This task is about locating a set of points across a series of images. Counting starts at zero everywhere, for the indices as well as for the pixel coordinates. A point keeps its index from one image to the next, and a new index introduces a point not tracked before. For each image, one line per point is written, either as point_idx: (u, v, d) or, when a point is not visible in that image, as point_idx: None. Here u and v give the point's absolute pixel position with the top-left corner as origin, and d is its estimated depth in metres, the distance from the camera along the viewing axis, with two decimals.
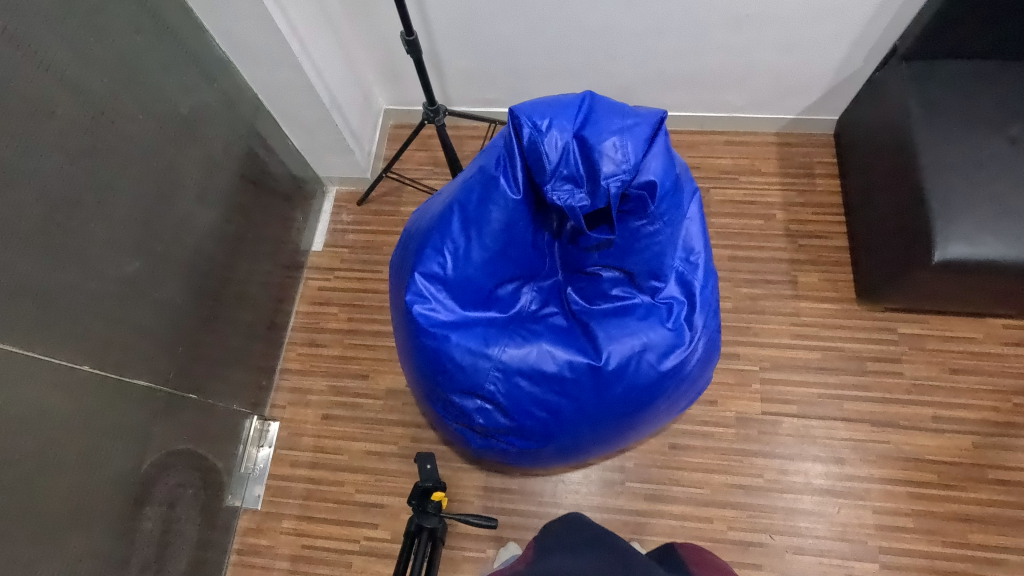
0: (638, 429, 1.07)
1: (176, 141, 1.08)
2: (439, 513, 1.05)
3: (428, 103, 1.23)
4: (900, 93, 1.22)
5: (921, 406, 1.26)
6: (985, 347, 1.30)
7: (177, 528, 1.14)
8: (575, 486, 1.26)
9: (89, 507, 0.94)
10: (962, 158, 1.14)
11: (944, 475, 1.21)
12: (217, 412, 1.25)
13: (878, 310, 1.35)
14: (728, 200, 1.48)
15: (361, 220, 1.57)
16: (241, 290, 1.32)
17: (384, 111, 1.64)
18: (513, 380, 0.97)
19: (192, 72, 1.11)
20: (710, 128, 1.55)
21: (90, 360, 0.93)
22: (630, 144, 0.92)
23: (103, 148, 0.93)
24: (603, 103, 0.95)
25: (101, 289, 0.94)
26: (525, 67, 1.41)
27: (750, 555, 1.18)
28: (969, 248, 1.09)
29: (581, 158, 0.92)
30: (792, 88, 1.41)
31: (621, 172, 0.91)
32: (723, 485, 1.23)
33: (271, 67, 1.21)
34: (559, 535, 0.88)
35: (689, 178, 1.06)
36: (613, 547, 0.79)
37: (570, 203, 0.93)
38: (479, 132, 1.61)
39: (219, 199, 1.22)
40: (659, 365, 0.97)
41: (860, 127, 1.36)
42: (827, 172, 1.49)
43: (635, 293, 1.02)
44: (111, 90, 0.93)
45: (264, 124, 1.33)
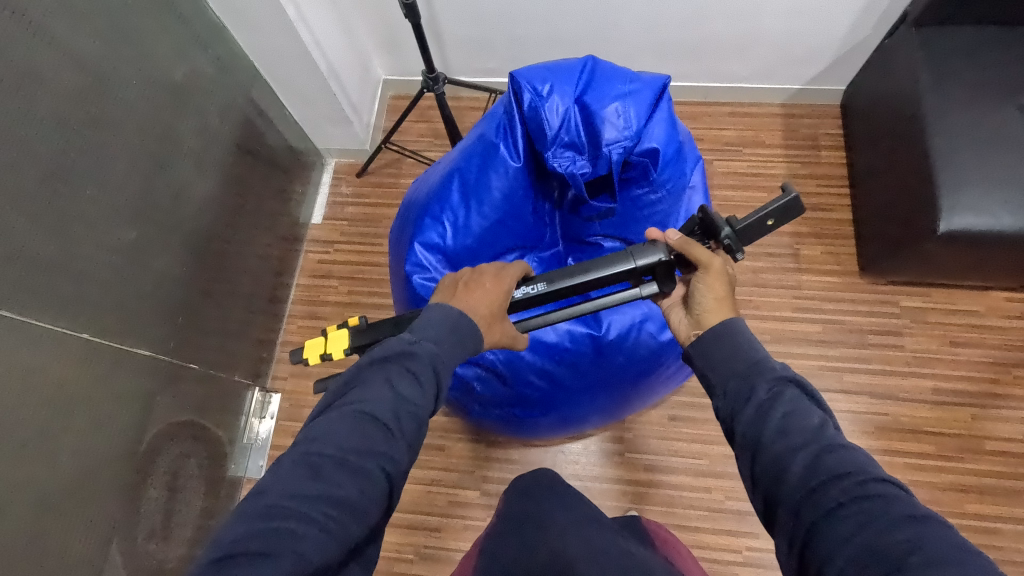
0: (638, 399, 1.08)
1: (171, 108, 1.07)
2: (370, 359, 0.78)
3: (427, 70, 1.21)
4: (910, 61, 1.20)
5: (921, 378, 1.26)
6: (987, 320, 1.29)
7: (181, 496, 1.16)
8: (575, 457, 1.27)
9: (94, 474, 0.95)
10: (971, 127, 1.12)
11: (942, 447, 1.22)
12: (217, 382, 1.26)
13: (880, 283, 1.34)
14: (731, 172, 1.46)
15: (360, 192, 1.56)
16: (240, 261, 1.31)
17: (383, 81, 1.61)
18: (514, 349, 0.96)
19: (186, 37, 1.08)
20: (714, 99, 1.53)
21: (90, 329, 0.93)
22: (633, 110, 0.90)
23: (98, 114, 0.91)
24: (605, 68, 0.93)
25: (100, 259, 0.94)
26: (526, 35, 1.38)
27: (747, 523, 1.20)
28: (976, 218, 1.08)
29: (582, 124, 0.90)
30: (799, 57, 1.38)
31: (623, 139, 0.89)
32: (722, 456, 1.24)
33: (267, 34, 1.18)
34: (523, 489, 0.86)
35: (693, 147, 1.04)
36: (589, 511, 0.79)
37: (571, 171, 0.91)
38: (480, 103, 1.59)
39: (217, 168, 1.21)
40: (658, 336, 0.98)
41: (867, 96, 1.33)
42: (832, 143, 1.47)
43: None
44: (104, 54, 0.91)
45: (260, 93, 1.31)
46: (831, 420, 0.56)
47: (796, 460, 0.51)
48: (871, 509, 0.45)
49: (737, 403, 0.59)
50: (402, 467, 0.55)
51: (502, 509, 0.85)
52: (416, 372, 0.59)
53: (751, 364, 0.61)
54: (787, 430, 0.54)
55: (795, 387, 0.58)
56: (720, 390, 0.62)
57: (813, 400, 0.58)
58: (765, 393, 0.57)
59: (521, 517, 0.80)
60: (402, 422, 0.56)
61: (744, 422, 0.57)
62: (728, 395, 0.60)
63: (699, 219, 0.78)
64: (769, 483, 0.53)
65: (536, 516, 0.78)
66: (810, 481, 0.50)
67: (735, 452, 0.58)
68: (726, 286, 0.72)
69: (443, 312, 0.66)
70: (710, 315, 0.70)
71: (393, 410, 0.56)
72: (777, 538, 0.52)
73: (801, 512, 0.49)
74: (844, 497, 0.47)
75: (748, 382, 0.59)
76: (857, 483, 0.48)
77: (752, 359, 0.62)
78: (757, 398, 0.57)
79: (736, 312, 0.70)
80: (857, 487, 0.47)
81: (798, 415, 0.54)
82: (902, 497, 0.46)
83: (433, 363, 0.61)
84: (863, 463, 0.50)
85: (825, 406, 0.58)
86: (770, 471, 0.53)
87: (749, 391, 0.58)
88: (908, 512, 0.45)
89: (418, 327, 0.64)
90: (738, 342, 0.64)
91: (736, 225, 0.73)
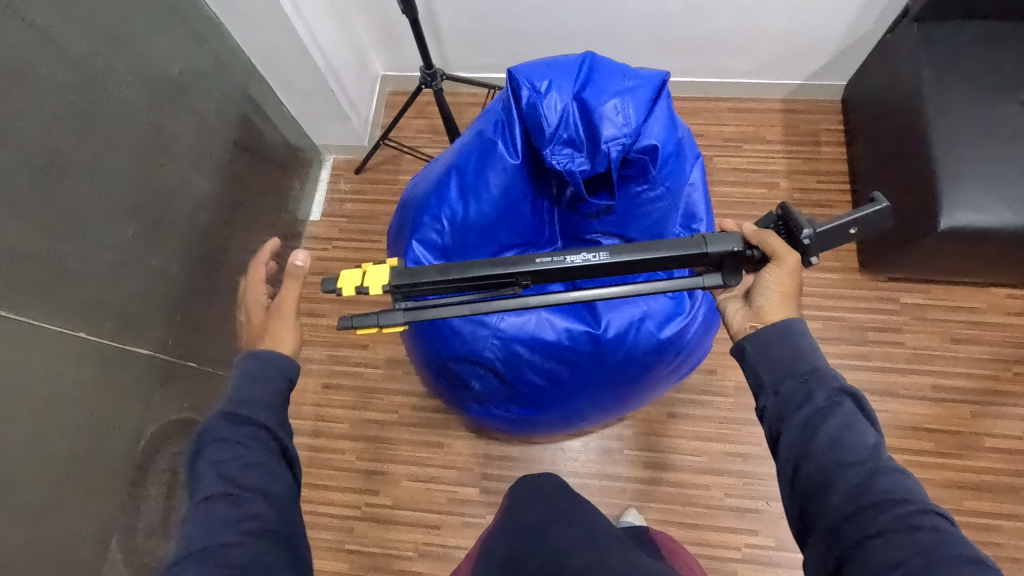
0: (637, 397, 1.07)
1: (168, 105, 1.06)
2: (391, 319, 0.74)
3: (425, 67, 1.20)
4: (911, 56, 1.19)
5: (921, 375, 1.26)
6: (987, 317, 1.29)
7: (181, 494, 1.16)
8: (574, 454, 1.27)
9: (92, 472, 0.95)
10: (973, 123, 1.11)
11: (942, 444, 1.22)
12: (215, 380, 1.25)
13: (880, 279, 1.34)
14: (731, 168, 1.46)
15: (359, 189, 1.56)
16: (238, 259, 1.31)
17: (381, 77, 1.60)
18: (512, 348, 0.96)
19: (182, 33, 1.08)
20: (714, 95, 1.52)
21: (88, 327, 0.93)
22: (631, 107, 0.90)
23: (95, 112, 0.91)
24: (604, 64, 0.93)
25: (97, 257, 0.94)
26: (525, 31, 1.37)
27: (747, 520, 1.20)
28: (977, 215, 1.07)
29: (581, 121, 0.90)
30: (799, 52, 1.37)
31: (622, 136, 0.89)
32: (721, 453, 1.24)
33: (263, 30, 1.17)
34: (527, 489, 0.85)
35: (693, 144, 1.03)
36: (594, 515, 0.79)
37: (570, 168, 0.89)
38: (478, 99, 1.58)
39: (215, 165, 1.20)
40: (657, 334, 0.98)
41: (868, 92, 1.33)
42: (833, 139, 1.46)
43: None
44: (100, 51, 0.91)
45: (257, 89, 1.30)
46: (880, 437, 0.60)
47: (847, 475, 0.56)
48: (921, 538, 0.50)
49: (790, 405, 0.62)
50: (273, 517, 0.61)
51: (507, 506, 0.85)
52: (236, 438, 0.65)
53: (810, 370, 0.64)
54: (842, 443, 0.58)
55: (852, 401, 0.61)
56: (772, 387, 0.65)
57: (865, 415, 0.62)
58: (824, 401, 0.61)
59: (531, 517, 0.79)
60: (258, 471, 0.63)
61: (796, 426, 0.61)
62: (781, 395, 0.64)
63: (778, 215, 0.78)
64: (813, 489, 0.57)
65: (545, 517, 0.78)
66: (861, 498, 0.54)
67: (778, 450, 0.62)
68: (795, 282, 0.73)
69: (243, 361, 0.73)
70: (771, 307, 0.73)
71: (241, 469, 0.63)
72: (807, 538, 0.57)
73: (841, 522, 0.54)
74: (894, 521, 0.52)
75: (805, 387, 0.63)
76: (907, 510, 0.52)
77: (812, 364, 0.65)
78: (815, 404, 0.61)
79: (798, 310, 0.73)
80: (908, 514, 0.52)
81: (853, 431, 0.58)
82: (948, 528, 0.52)
83: (261, 416, 0.68)
84: (912, 489, 0.54)
85: (875, 423, 0.62)
86: (816, 478, 0.57)
87: (807, 398, 0.62)
88: (957, 546, 0.50)
89: (222, 393, 0.70)
90: (800, 345, 0.66)
91: (816, 227, 0.73)
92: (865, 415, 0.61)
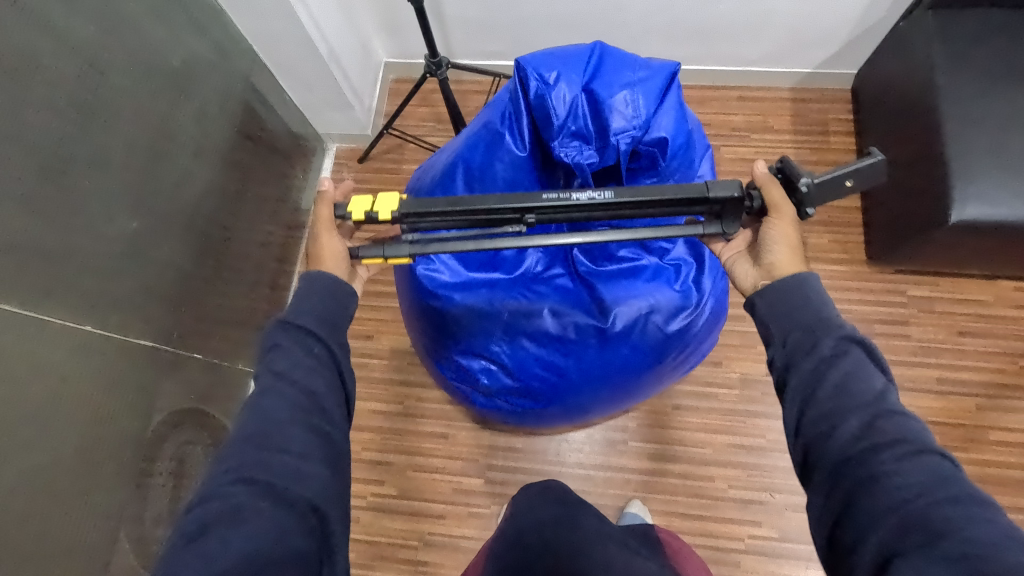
0: (642, 390, 1.07)
1: (169, 94, 1.04)
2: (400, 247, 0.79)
3: (429, 55, 1.18)
4: (925, 45, 1.17)
5: (927, 368, 1.26)
6: (994, 310, 1.28)
7: (188, 484, 1.17)
8: (578, 445, 1.28)
9: (98, 464, 0.95)
10: (988, 113, 1.09)
11: (946, 437, 1.22)
12: (220, 371, 1.25)
13: (888, 272, 1.33)
14: (739, 158, 1.44)
15: (362, 178, 1.54)
16: (242, 248, 1.30)
17: (384, 64, 1.58)
18: (518, 341, 0.98)
19: (183, 21, 1.06)
20: (722, 83, 1.50)
21: (91, 321, 0.92)
22: (639, 99, 0.89)
23: (96, 102, 0.90)
24: (614, 54, 0.92)
25: (100, 249, 0.93)
26: (531, 18, 1.35)
27: (750, 512, 1.20)
28: (989, 208, 1.06)
29: (590, 113, 0.90)
30: (810, 40, 1.35)
31: (631, 128, 0.89)
32: (726, 445, 1.25)
33: (266, 17, 1.15)
34: (534, 495, 0.85)
35: (702, 134, 1.01)
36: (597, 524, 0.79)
37: (578, 161, 0.90)
38: (483, 87, 1.56)
39: (217, 156, 1.19)
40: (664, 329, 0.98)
41: (880, 81, 1.30)
42: (842, 129, 1.44)
43: (644, 254, 1.00)
44: (100, 39, 0.89)
45: (260, 77, 1.28)
46: (891, 384, 0.59)
47: (850, 420, 0.56)
48: (924, 481, 0.50)
49: (796, 354, 0.63)
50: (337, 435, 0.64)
51: (512, 510, 0.87)
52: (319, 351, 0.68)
53: (818, 320, 0.64)
54: (846, 388, 0.58)
55: (860, 347, 0.61)
56: (780, 338, 0.66)
57: (875, 362, 0.61)
58: (829, 348, 0.61)
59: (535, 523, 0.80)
60: (316, 381, 0.65)
61: (801, 373, 0.61)
62: (787, 345, 0.64)
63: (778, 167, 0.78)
64: (816, 434, 0.57)
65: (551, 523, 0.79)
66: (862, 442, 0.54)
67: (784, 398, 0.62)
68: (797, 234, 0.75)
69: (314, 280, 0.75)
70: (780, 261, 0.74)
71: (299, 377, 0.65)
72: (811, 486, 0.57)
73: (844, 466, 0.54)
74: (896, 463, 0.52)
75: (813, 336, 0.63)
76: (909, 453, 0.52)
77: (822, 314, 0.65)
78: (820, 352, 0.61)
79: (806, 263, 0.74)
80: (909, 456, 0.52)
81: (858, 377, 0.58)
82: (952, 472, 0.51)
83: (321, 331, 0.70)
84: (916, 432, 0.54)
85: (886, 371, 0.61)
86: (820, 423, 0.57)
87: (812, 345, 0.62)
88: (964, 491, 0.49)
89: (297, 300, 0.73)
90: (808, 296, 0.67)
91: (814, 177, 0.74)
92: (876, 363, 0.61)
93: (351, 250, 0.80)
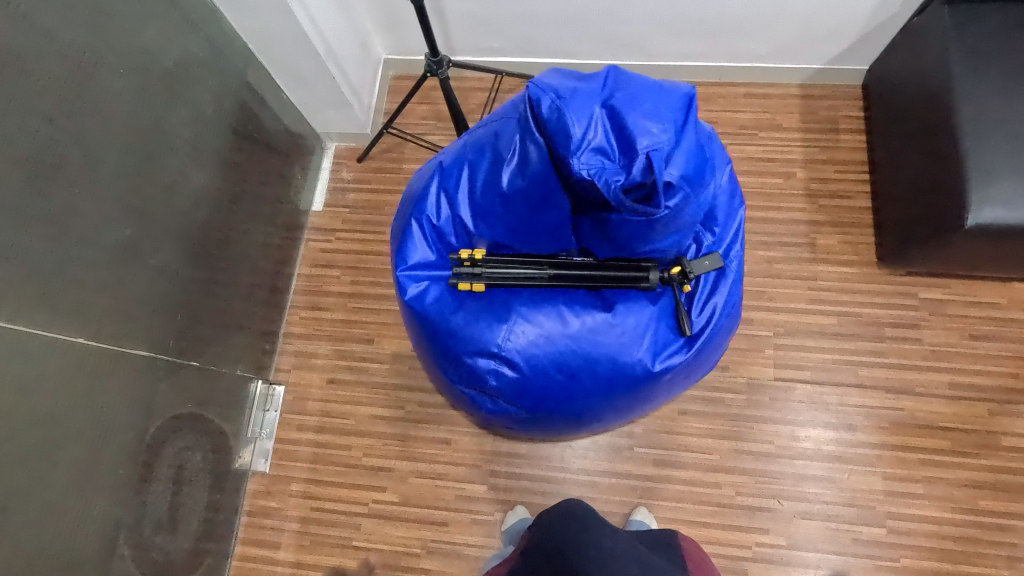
0: (654, 397, 1.04)
1: (162, 95, 1.01)
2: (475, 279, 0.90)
3: (430, 53, 1.14)
4: (940, 41, 1.14)
5: (938, 372, 1.24)
6: (1008, 313, 1.26)
7: (187, 491, 1.15)
8: (583, 452, 1.26)
9: (94, 477, 0.93)
10: (1005, 113, 1.06)
11: (957, 443, 1.20)
12: (219, 376, 1.23)
13: (899, 274, 1.30)
14: (746, 157, 1.41)
15: (362, 178, 1.51)
16: (239, 252, 1.27)
17: (384, 61, 1.55)
18: (528, 346, 0.94)
19: (176, 20, 1.03)
20: (729, 80, 1.46)
21: (85, 332, 0.90)
22: (669, 114, 0.76)
23: (85, 106, 0.87)
24: (632, 75, 0.79)
25: (92, 257, 0.90)
26: (534, 13, 1.32)
27: (757, 519, 1.19)
28: (1006, 211, 1.03)
29: (611, 132, 0.76)
30: (821, 35, 1.31)
31: (662, 143, 0.74)
32: (733, 451, 1.23)
33: (261, 15, 1.11)
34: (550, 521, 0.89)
35: (716, 144, 0.97)
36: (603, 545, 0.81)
37: (601, 178, 0.75)
38: (484, 84, 1.52)
39: (213, 158, 1.16)
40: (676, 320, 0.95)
41: (893, 78, 1.27)
42: (852, 126, 1.41)
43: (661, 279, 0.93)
44: (89, 40, 0.86)
45: (256, 76, 1.25)
46: None
47: None
48: None
49: None
50: None
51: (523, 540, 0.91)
52: None
53: None
54: None
55: None
56: None
57: None
58: None
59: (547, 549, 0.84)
60: None
61: None
62: None
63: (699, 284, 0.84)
64: None
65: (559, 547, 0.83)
66: None
67: None
68: None
69: None
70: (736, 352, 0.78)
71: None
72: None
73: None
74: None
75: None
76: None
77: None
78: None
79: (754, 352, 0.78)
80: None
81: None
82: None
83: None
84: None
85: None
86: None
87: None
88: None
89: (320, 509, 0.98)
90: None
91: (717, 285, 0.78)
92: None
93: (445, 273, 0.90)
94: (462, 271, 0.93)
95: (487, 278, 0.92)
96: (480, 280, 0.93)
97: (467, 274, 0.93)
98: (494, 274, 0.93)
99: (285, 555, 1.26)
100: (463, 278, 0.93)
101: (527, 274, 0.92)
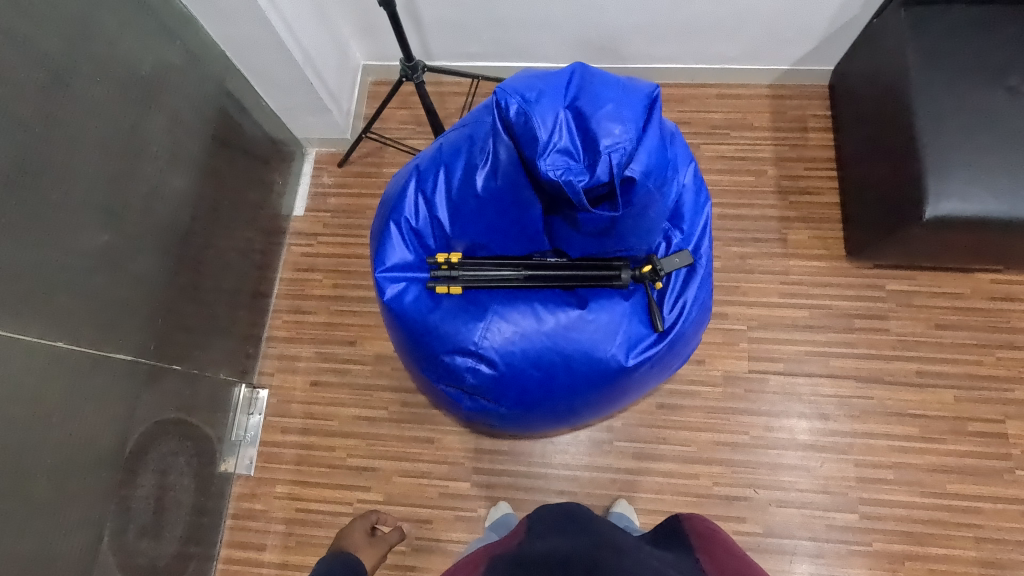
0: (630, 393, 1.07)
1: (141, 103, 1.03)
2: (461, 275, 0.94)
3: (405, 58, 1.16)
4: (896, 41, 1.18)
5: (907, 361, 1.28)
6: (971, 302, 1.30)
7: (172, 495, 1.16)
8: (564, 447, 1.28)
9: (77, 481, 0.94)
10: (956, 110, 1.10)
11: (925, 429, 1.24)
12: (202, 381, 1.24)
13: (867, 267, 1.34)
14: (719, 156, 1.45)
15: (343, 182, 1.53)
16: (220, 258, 1.28)
17: (362, 68, 1.57)
18: (506, 342, 0.96)
19: (152, 29, 1.04)
20: (701, 82, 1.50)
21: (65, 337, 0.91)
22: (630, 114, 0.79)
23: (60, 116, 0.88)
24: (596, 74, 0.82)
25: (71, 264, 0.92)
26: (507, 18, 1.35)
27: (734, 508, 1.22)
28: (961, 203, 1.07)
29: (576, 132, 0.79)
30: (786, 37, 1.35)
31: (624, 142, 0.77)
32: (711, 442, 1.26)
33: (236, 23, 1.13)
34: (547, 518, 0.91)
35: (682, 143, 1.01)
36: (593, 532, 0.82)
37: (566, 178, 0.78)
38: (462, 89, 1.55)
39: (192, 164, 1.17)
40: (648, 315, 0.98)
41: (856, 77, 1.31)
42: (820, 125, 1.45)
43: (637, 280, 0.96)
44: (64, 51, 0.88)
45: (235, 83, 1.27)
46: None
47: None
48: None
49: None
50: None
51: (521, 530, 0.91)
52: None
53: None
54: None
55: None
56: None
57: None
58: None
59: (540, 539, 0.84)
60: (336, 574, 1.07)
61: None
62: None
63: None
64: None
65: (554, 531, 0.85)
66: None
67: None
68: None
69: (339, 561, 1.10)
70: None
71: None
72: None
73: None
74: None
75: None
76: None
77: None
78: None
79: None
80: None
81: None
82: None
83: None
84: None
85: None
86: None
87: None
88: None
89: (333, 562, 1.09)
90: None
91: None
92: None
93: (438, 269, 0.94)
94: (440, 275, 0.94)
95: (463, 280, 0.94)
96: (457, 282, 0.94)
97: (444, 277, 0.94)
98: (471, 277, 0.94)
99: (270, 556, 1.27)
100: (440, 280, 0.94)
101: (503, 275, 0.94)
